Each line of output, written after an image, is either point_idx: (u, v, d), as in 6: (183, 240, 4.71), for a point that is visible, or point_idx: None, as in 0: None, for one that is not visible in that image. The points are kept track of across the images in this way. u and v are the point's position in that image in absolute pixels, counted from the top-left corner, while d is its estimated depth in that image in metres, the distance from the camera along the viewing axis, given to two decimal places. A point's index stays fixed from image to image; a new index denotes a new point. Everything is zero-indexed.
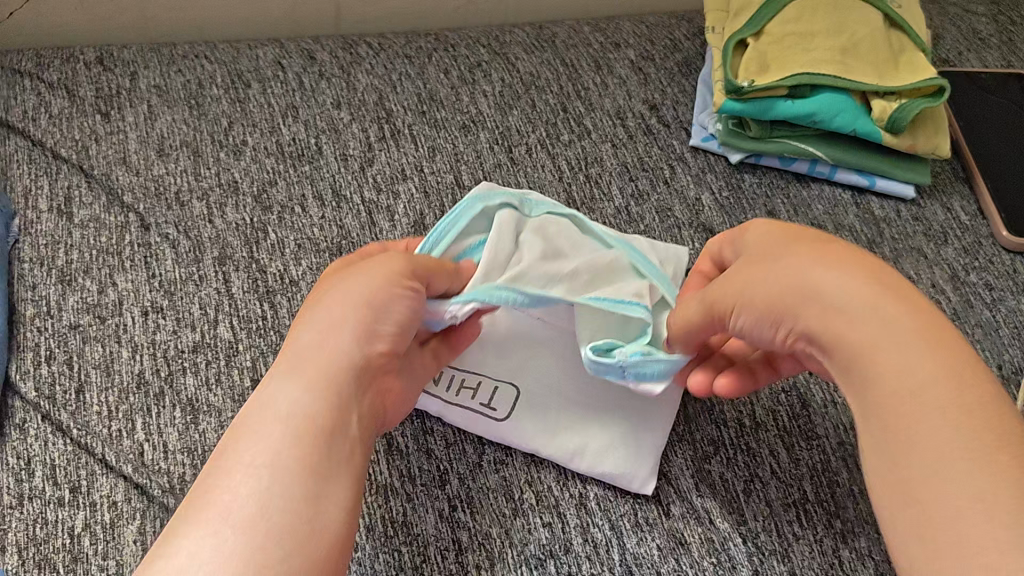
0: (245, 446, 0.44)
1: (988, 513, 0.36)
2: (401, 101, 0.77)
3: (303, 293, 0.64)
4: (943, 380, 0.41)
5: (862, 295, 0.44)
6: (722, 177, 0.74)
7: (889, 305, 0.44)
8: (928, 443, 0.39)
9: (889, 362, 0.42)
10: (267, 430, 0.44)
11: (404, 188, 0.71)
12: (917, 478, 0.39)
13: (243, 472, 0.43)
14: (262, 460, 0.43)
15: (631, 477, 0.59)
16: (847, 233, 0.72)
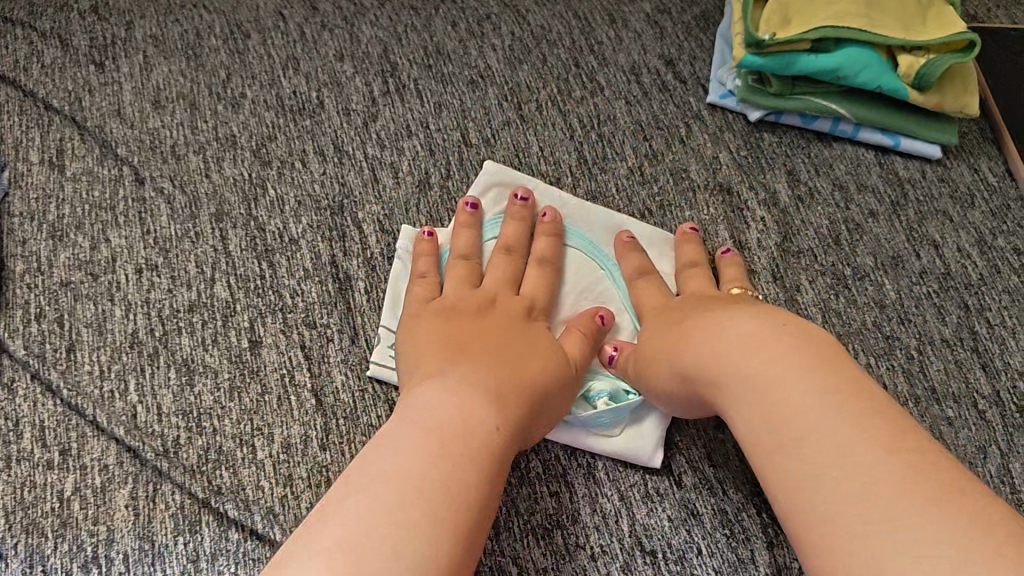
0: (388, 475, 0.40)
1: (901, 498, 0.35)
2: (406, 54, 0.74)
3: (303, 252, 0.62)
4: (820, 385, 0.41)
5: (735, 342, 0.46)
6: (740, 136, 0.71)
7: (769, 329, 0.45)
8: (819, 449, 0.39)
9: (767, 382, 0.43)
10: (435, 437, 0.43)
11: (409, 145, 0.68)
12: (835, 496, 0.37)
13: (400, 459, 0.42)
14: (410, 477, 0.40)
15: (640, 450, 0.56)
16: (870, 195, 0.69)
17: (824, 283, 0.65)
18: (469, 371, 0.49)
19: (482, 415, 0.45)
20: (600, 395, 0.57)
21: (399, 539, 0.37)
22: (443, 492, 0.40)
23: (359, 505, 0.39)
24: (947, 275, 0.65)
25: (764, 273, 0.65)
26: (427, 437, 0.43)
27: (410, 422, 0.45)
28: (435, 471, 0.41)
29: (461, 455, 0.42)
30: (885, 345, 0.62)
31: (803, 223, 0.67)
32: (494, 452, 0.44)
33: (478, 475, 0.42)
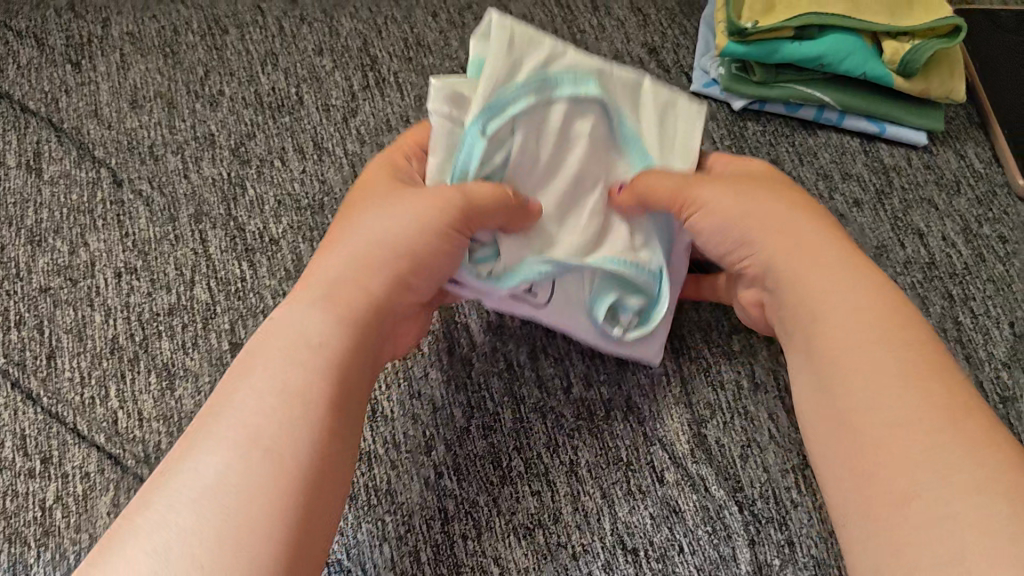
0: (221, 410, 0.40)
1: (955, 442, 0.36)
2: (386, 46, 0.73)
3: (283, 252, 0.62)
4: (868, 298, 0.44)
5: (805, 233, 0.48)
6: (724, 125, 0.71)
7: (831, 247, 0.47)
8: (846, 347, 0.42)
9: (824, 286, 0.45)
10: (295, 359, 0.42)
11: (390, 140, 0.68)
12: (859, 408, 0.40)
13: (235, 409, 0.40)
14: (241, 435, 0.39)
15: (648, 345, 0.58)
16: (854, 183, 0.69)
17: None
18: (313, 294, 0.46)
19: (309, 374, 0.42)
20: (627, 309, 0.54)
21: (238, 492, 0.37)
22: (281, 466, 0.38)
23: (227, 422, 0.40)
24: (932, 264, 0.66)
25: None
26: (266, 384, 0.41)
27: (264, 358, 0.42)
28: (291, 387, 0.41)
29: (290, 423, 0.40)
30: None
31: None
32: (331, 408, 0.42)
33: (307, 410, 0.41)
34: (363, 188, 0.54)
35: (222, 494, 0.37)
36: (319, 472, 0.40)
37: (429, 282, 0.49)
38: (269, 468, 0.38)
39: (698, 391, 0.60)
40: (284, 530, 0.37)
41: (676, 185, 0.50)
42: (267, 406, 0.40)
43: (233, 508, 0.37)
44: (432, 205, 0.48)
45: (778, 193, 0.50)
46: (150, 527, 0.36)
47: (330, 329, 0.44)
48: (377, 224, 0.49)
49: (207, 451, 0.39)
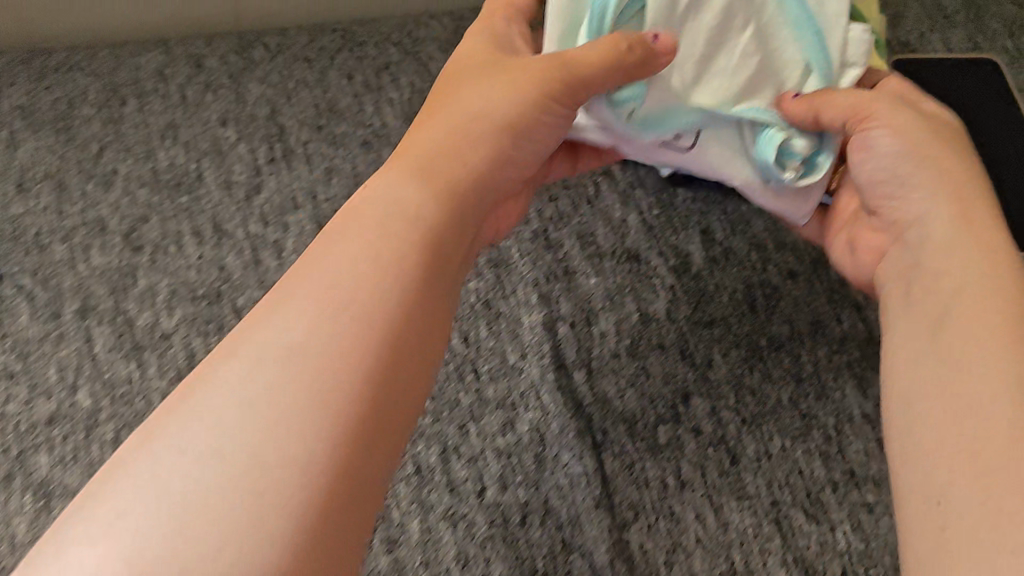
0: (251, 339, 0.34)
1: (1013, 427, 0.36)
2: (296, 114, 0.69)
3: (175, 349, 0.58)
4: (986, 271, 0.42)
5: (939, 224, 0.45)
6: (653, 192, 0.68)
7: (972, 238, 0.44)
8: (966, 312, 0.41)
9: (943, 275, 0.44)
10: (349, 283, 0.37)
11: (295, 219, 0.63)
12: (965, 348, 0.40)
13: (263, 351, 0.34)
14: (273, 360, 0.33)
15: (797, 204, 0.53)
16: (789, 252, 0.65)
17: (738, 356, 0.61)
18: (372, 204, 0.41)
19: (410, 252, 0.39)
20: (791, 157, 0.50)
21: (290, 394, 0.32)
22: (326, 388, 0.33)
23: (267, 334, 0.35)
24: (870, 341, 0.62)
25: (672, 347, 0.61)
26: (330, 274, 0.37)
27: (316, 266, 0.37)
28: (334, 292, 0.36)
29: (371, 298, 0.36)
30: (802, 424, 0.59)
31: (717, 287, 0.64)
32: (405, 294, 0.38)
33: (355, 324, 0.35)
34: (476, 59, 0.52)
35: (270, 373, 0.33)
36: (379, 374, 0.35)
37: (516, 150, 0.48)
38: (337, 344, 0.34)
39: (620, 491, 0.56)
40: (341, 418, 0.33)
41: (854, 101, 0.48)
42: (313, 328, 0.35)
43: (284, 397, 0.32)
44: (498, 102, 0.48)
45: (942, 165, 0.47)
46: (174, 430, 0.31)
47: (400, 218, 0.40)
48: (472, 96, 0.49)
49: (254, 339, 0.34)
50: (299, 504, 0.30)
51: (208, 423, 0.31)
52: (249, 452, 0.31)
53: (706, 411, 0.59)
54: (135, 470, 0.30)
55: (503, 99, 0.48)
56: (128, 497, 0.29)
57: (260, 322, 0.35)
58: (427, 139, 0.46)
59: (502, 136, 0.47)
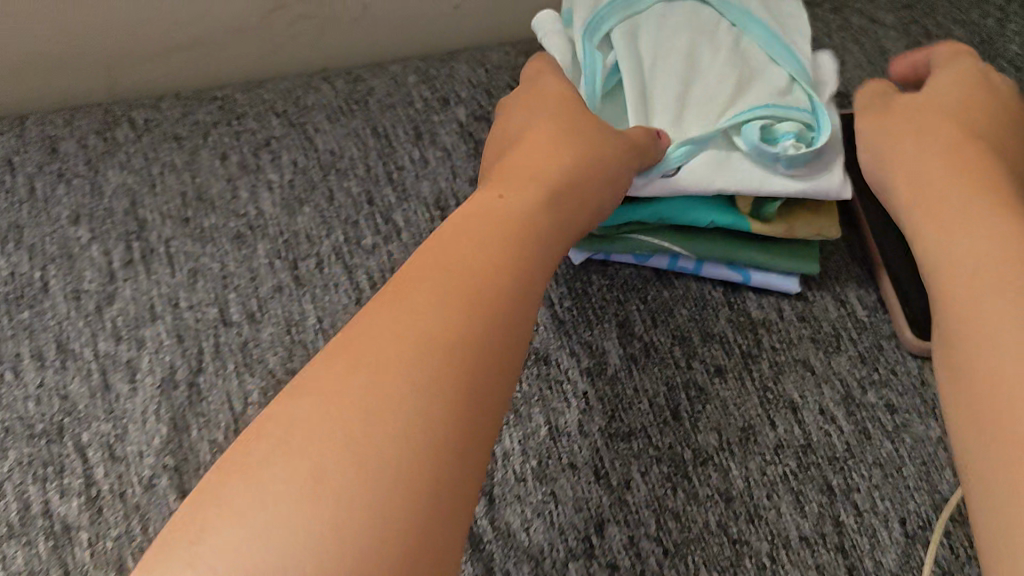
0: (307, 430, 0.31)
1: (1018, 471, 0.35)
2: (159, 205, 0.61)
3: (7, 501, 0.49)
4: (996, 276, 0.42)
5: (985, 244, 0.44)
6: (565, 282, 0.62)
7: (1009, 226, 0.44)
8: (982, 322, 0.41)
9: (1005, 273, 0.42)
10: (388, 393, 0.32)
11: (152, 334, 0.56)
12: (996, 369, 0.39)
13: (321, 442, 0.30)
14: (335, 453, 0.30)
15: (834, 179, 0.55)
16: (715, 346, 0.59)
17: (659, 474, 0.54)
18: (469, 238, 0.41)
19: (504, 307, 0.38)
20: (785, 137, 0.55)
21: (391, 433, 0.31)
22: (422, 437, 0.31)
23: (334, 425, 0.31)
24: (807, 448, 0.55)
25: (584, 467, 0.54)
26: (435, 319, 0.35)
27: (378, 342, 0.34)
28: (435, 335, 0.35)
29: (469, 350, 0.35)
30: (732, 553, 0.51)
31: (635, 392, 0.57)
32: (496, 350, 0.37)
33: (402, 429, 0.31)
34: (542, 99, 0.53)
35: (372, 414, 0.32)
36: (463, 433, 0.33)
37: (600, 197, 0.49)
38: (399, 447, 0.31)
39: None
40: (428, 464, 0.31)
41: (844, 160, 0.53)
42: (371, 432, 0.31)
43: (383, 436, 0.31)
44: (593, 155, 0.49)
45: (964, 182, 0.49)
46: (283, 443, 0.31)
47: (495, 268, 0.39)
48: (544, 136, 0.50)
49: (359, 373, 0.33)
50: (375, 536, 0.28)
51: (262, 511, 0.29)
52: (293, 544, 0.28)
53: (625, 543, 0.51)
54: (258, 475, 0.30)
55: (587, 145, 0.49)
56: (244, 500, 0.29)
57: (324, 404, 0.32)
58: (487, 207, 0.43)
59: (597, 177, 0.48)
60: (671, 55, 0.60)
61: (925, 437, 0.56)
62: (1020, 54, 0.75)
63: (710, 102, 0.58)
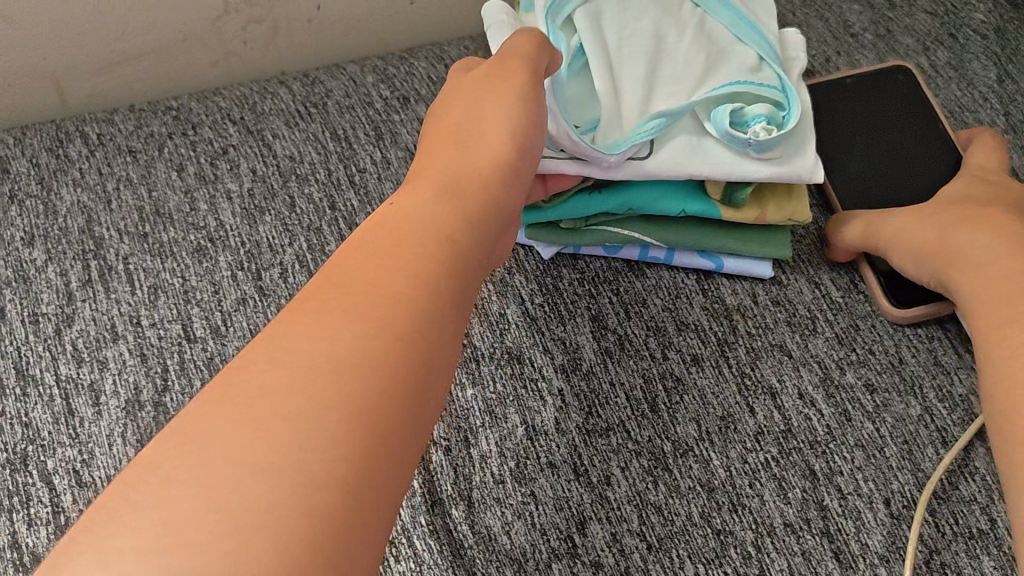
0: (204, 430, 0.28)
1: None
2: (116, 222, 0.60)
3: None
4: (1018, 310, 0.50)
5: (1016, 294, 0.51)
6: (535, 278, 0.61)
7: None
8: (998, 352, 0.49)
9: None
10: (298, 410, 0.29)
11: (114, 354, 0.54)
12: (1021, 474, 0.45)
13: (214, 454, 0.27)
14: (220, 475, 0.27)
15: (807, 163, 0.55)
16: (691, 334, 0.58)
17: (640, 468, 0.53)
18: (375, 238, 0.37)
19: (420, 312, 0.34)
20: (757, 121, 0.53)
21: (282, 467, 0.27)
22: (320, 465, 0.28)
23: (228, 435, 0.28)
24: (788, 433, 0.54)
25: (564, 465, 0.53)
26: (350, 327, 0.32)
27: (294, 348, 0.31)
28: (333, 352, 0.31)
29: (379, 366, 0.31)
30: (716, 545, 0.50)
31: (611, 386, 0.56)
32: (413, 360, 0.33)
33: (311, 451, 0.28)
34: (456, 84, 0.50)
35: (257, 442, 0.28)
36: (370, 457, 0.29)
37: (521, 172, 0.45)
38: (298, 475, 0.27)
39: None
40: (328, 498, 0.28)
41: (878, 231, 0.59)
42: (276, 452, 0.28)
43: (266, 471, 0.27)
44: (509, 131, 0.45)
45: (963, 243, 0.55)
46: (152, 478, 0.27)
47: (405, 267, 0.35)
48: (463, 119, 0.47)
49: (245, 399, 0.29)
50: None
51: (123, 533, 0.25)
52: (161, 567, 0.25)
53: (607, 540, 0.50)
54: (122, 512, 0.26)
55: (506, 110, 0.46)
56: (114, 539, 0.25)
57: (226, 412, 0.28)
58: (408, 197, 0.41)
59: (518, 149, 0.45)
60: (637, 30, 0.57)
61: (905, 415, 0.55)
62: (985, 22, 0.75)
63: (678, 82, 0.56)
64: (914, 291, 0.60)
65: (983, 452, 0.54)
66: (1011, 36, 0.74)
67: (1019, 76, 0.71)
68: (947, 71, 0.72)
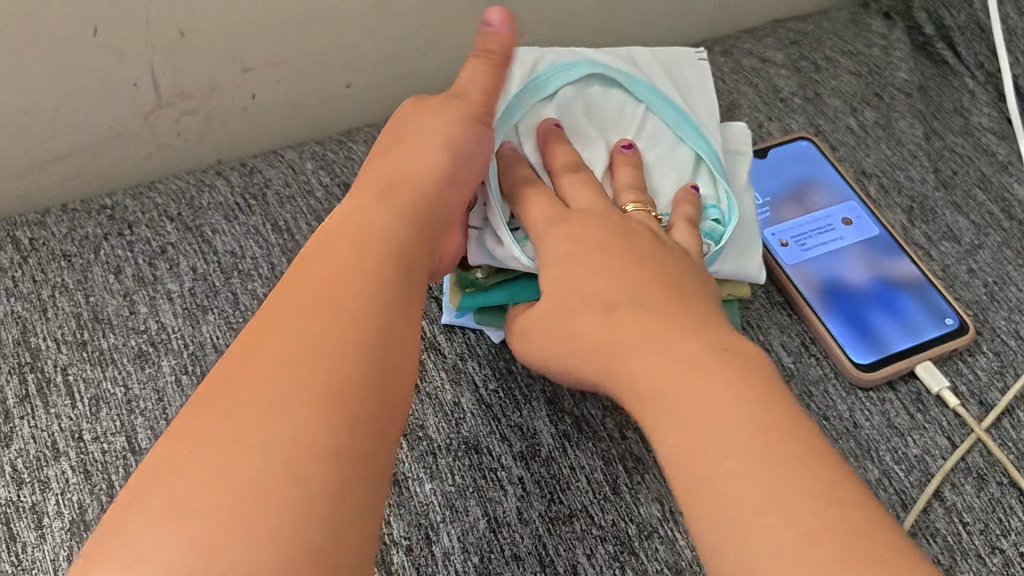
0: (205, 413, 0.35)
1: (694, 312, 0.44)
2: (52, 331, 0.58)
3: None
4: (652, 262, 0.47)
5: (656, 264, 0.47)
6: (488, 363, 0.60)
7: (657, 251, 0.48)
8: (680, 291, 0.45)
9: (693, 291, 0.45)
10: (283, 382, 0.36)
11: (56, 473, 0.52)
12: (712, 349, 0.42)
13: (215, 428, 0.34)
14: (221, 446, 0.34)
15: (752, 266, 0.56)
16: None
17: (606, 554, 0.52)
18: (331, 244, 0.44)
19: (366, 294, 0.41)
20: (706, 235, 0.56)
21: (272, 434, 0.34)
22: (314, 445, 0.34)
23: (222, 414, 0.35)
24: None
25: (529, 557, 0.52)
26: (313, 318, 0.39)
27: (274, 328, 0.39)
28: (301, 339, 0.38)
29: (327, 335, 0.38)
30: None
31: (571, 470, 0.55)
32: (375, 349, 0.39)
33: (302, 412, 0.35)
34: (397, 121, 0.56)
35: (243, 406, 0.35)
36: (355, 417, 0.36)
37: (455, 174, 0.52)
38: (286, 431, 0.34)
39: None
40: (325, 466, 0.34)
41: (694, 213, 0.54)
42: (269, 416, 0.35)
43: (262, 432, 0.34)
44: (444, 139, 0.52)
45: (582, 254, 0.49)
46: (171, 475, 0.33)
47: (362, 274, 0.42)
48: (402, 150, 0.52)
49: (233, 384, 0.36)
50: (300, 536, 0.32)
51: (166, 503, 0.32)
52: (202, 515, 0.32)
53: None
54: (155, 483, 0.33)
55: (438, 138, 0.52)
56: (153, 518, 0.31)
57: (221, 396, 0.36)
58: (361, 204, 0.47)
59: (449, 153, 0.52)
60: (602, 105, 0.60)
61: (865, 480, 0.55)
62: (908, 81, 0.77)
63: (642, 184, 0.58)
64: (867, 353, 0.60)
65: (942, 513, 0.54)
66: (935, 93, 0.76)
67: (944, 132, 0.73)
68: (874, 131, 0.74)
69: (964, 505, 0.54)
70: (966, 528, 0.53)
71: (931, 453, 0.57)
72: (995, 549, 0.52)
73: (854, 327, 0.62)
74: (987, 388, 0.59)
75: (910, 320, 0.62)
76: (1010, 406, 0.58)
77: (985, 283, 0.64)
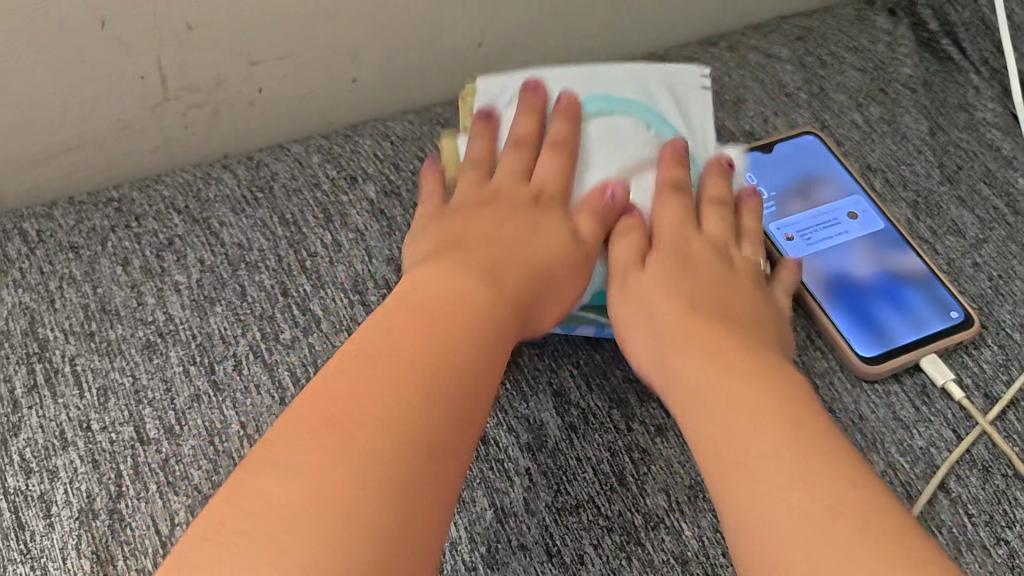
0: (318, 403, 0.40)
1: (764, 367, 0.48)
2: (60, 322, 0.58)
3: None
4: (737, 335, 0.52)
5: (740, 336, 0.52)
6: None
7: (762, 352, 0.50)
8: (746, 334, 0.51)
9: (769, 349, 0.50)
10: (393, 391, 0.41)
11: (64, 462, 0.52)
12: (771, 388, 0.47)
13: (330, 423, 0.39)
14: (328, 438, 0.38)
15: None
16: (653, 404, 0.58)
17: (612, 544, 0.52)
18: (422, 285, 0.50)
19: (460, 327, 0.47)
20: None
21: (379, 435, 0.39)
22: (411, 462, 0.39)
23: (331, 410, 0.40)
24: None
25: (536, 547, 0.52)
26: (421, 345, 0.44)
27: (376, 343, 0.44)
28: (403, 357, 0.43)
29: (429, 361, 0.44)
30: None
31: (578, 461, 0.55)
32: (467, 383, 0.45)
33: (402, 413, 0.40)
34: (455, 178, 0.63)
35: (359, 403, 0.40)
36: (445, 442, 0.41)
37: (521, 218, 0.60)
38: (393, 427, 0.39)
39: None
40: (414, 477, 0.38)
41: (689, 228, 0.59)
42: (378, 415, 0.40)
43: (372, 431, 0.39)
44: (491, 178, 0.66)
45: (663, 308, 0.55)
46: (268, 475, 0.37)
47: (454, 309, 0.48)
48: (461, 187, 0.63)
49: (350, 381, 0.41)
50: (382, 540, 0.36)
51: (273, 479, 0.36)
52: (305, 498, 0.36)
53: None
54: (269, 462, 0.37)
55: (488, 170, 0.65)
56: (242, 513, 0.35)
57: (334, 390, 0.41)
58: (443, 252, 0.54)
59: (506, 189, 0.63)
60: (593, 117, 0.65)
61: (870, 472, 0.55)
62: (913, 77, 0.77)
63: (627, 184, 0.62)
64: (872, 346, 0.60)
65: (947, 505, 0.54)
66: (940, 88, 0.76)
67: (950, 127, 0.73)
68: (879, 126, 0.74)
69: (970, 497, 0.54)
70: (972, 520, 0.53)
71: (936, 445, 0.57)
72: (1000, 541, 0.52)
73: (860, 320, 0.62)
74: (992, 380, 0.60)
75: (916, 313, 0.62)
76: (1015, 399, 0.58)
77: (990, 277, 0.64)
